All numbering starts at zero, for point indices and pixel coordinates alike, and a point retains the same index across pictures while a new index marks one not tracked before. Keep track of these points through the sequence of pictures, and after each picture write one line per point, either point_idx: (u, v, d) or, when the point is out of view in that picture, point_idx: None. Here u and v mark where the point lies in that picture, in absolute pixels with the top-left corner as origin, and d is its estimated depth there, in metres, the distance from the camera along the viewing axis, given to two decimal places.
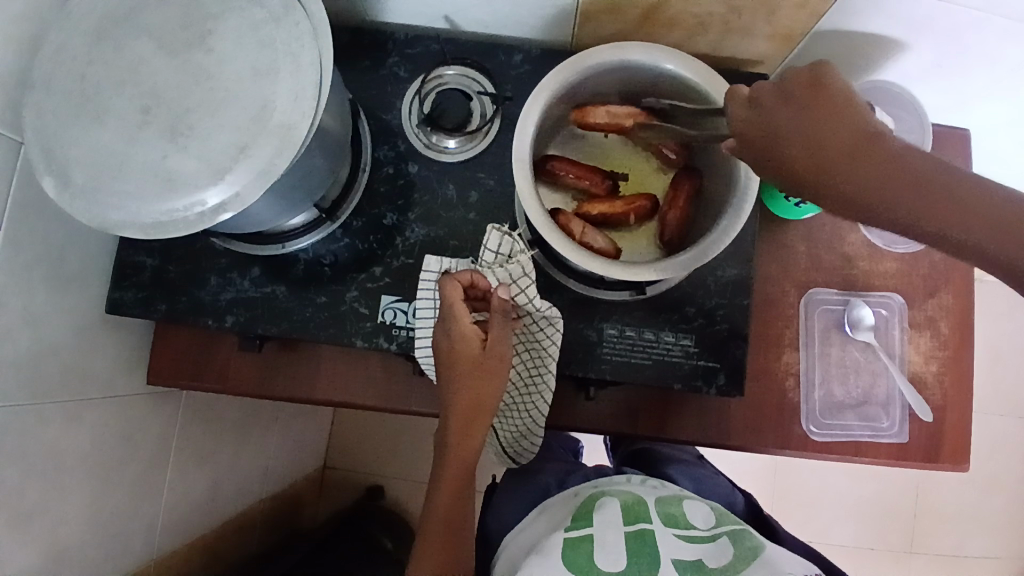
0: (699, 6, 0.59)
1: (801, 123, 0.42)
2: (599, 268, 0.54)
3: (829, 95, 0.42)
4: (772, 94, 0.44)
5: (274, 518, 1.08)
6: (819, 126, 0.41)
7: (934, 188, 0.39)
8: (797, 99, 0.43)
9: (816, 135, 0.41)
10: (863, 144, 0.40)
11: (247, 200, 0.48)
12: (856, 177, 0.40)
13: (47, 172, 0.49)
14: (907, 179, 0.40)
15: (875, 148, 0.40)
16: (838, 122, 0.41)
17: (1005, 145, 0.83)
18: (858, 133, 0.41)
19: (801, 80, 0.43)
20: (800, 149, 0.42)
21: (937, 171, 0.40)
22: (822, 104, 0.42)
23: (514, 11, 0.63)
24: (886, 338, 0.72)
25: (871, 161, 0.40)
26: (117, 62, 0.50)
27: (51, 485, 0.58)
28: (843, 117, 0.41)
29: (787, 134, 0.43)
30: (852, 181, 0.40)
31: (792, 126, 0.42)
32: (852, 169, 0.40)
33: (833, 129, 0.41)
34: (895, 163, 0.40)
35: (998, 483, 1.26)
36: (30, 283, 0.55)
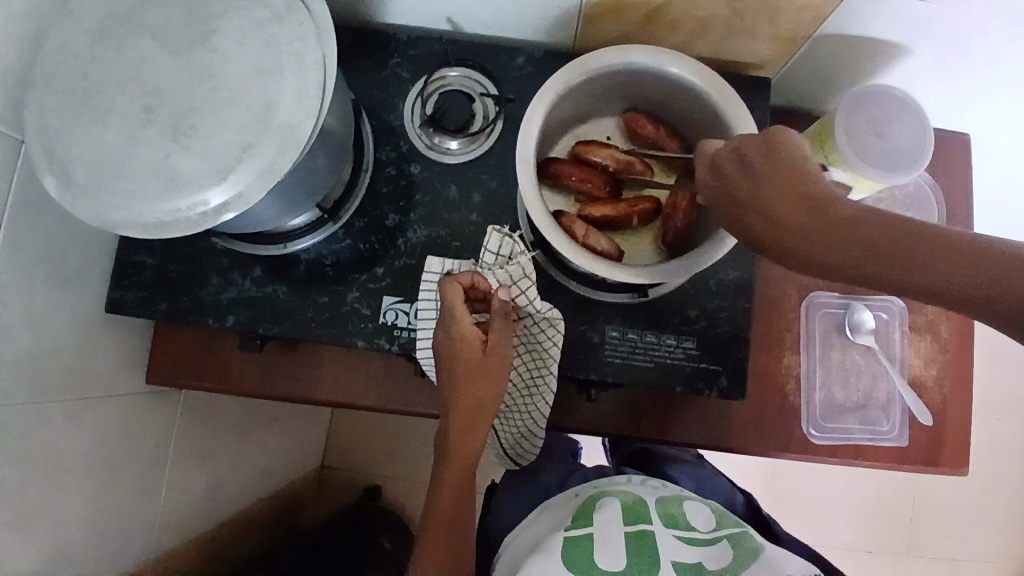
0: (702, 9, 0.59)
1: (758, 189, 0.45)
2: (603, 270, 0.54)
3: (780, 161, 0.45)
4: (730, 161, 0.48)
5: (272, 518, 1.08)
6: (773, 191, 0.44)
7: (886, 242, 0.41)
8: (751, 166, 0.46)
9: (769, 199, 0.44)
10: (815, 206, 0.43)
11: (250, 200, 0.48)
12: (812, 238, 0.43)
13: (49, 171, 0.49)
14: (860, 234, 0.42)
15: (828, 207, 0.43)
16: (791, 186, 0.44)
17: (1005, 149, 0.84)
18: (809, 193, 0.43)
19: (754, 146, 0.46)
20: (758, 215, 0.45)
21: (888, 224, 0.41)
22: (773, 169, 0.45)
23: (517, 12, 0.63)
24: (885, 341, 0.73)
25: (824, 222, 0.42)
26: (120, 60, 0.49)
27: (51, 485, 0.58)
28: (796, 178, 0.44)
29: (746, 199, 0.45)
30: (807, 242, 0.43)
31: (749, 191, 0.45)
32: (807, 231, 0.43)
33: (785, 193, 0.44)
34: (848, 219, 0.42)
35: (996, 486, 1.26)
36: (31, 282, 0.54)
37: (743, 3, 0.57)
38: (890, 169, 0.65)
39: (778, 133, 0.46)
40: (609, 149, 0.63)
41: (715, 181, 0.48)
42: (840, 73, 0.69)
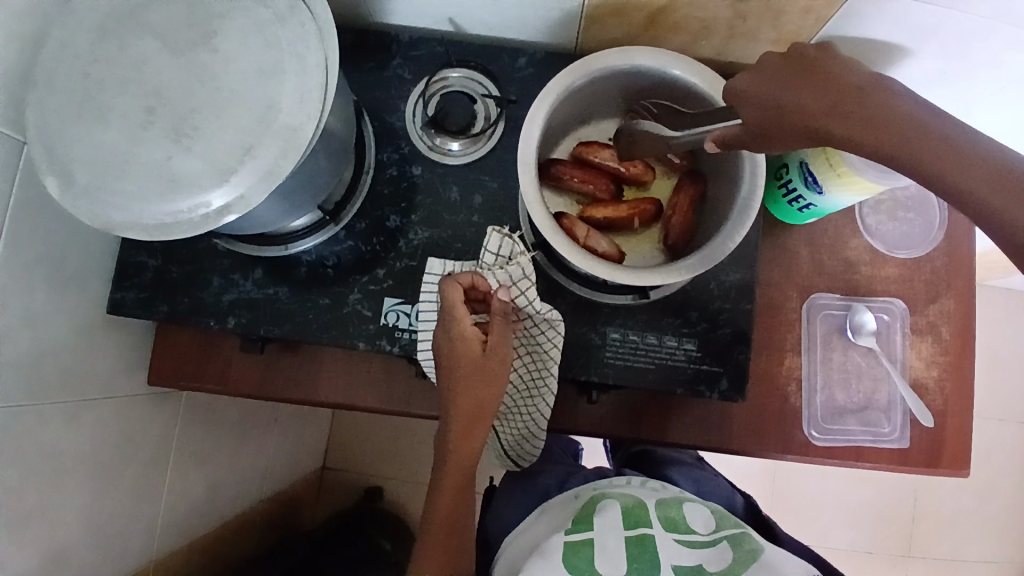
0: (704, 11, 0.59)
1: (795, 74, 0.44)
2: (605, 272, 0.54)
3: (827, 55, 0.43)
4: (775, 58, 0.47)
5: (272, 519, 1.08)
6: (810, 75, 0.43)
7: (914, 126, 0.37)
8: (796, 60, 0.45)
9: (807, 89, 0.43)
10: (852, 88, 0.40)
11: (251, 203, 0.48)
12: (839, 118, 0.40)
13: (50, 171, 0.48)
14: (890, 117, 0.38)
15: (861, 92, 0.40)
16: (830, 73, 0.42)
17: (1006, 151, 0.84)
18: (847, 80, 0.41)
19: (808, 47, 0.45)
20: (788, 98, 0.44)
21: (923, 114, 0.37)
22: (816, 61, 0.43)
23: (519, 14, 0.63)
24: (887, 343, 0.73)
25: (854, 103, 0.40)
26: (122, 61, 0.49)
27: (50, 486, 0.58)
28: (836, 66, 0.42)
29: (781, 87, 0.45)
30: (833, 121, 0.40)
31: (785, 79, 0.44)
32: (835, 110, 0.40)
33: (822, 81, 0.42)
34: (879, 102, 0.39)
35: (996, 487, 1.26)
36: (30, 283, 0.54)
37: (745, 5, 0.57)
38: None
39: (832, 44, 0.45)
40: (610, 149, 0.64)
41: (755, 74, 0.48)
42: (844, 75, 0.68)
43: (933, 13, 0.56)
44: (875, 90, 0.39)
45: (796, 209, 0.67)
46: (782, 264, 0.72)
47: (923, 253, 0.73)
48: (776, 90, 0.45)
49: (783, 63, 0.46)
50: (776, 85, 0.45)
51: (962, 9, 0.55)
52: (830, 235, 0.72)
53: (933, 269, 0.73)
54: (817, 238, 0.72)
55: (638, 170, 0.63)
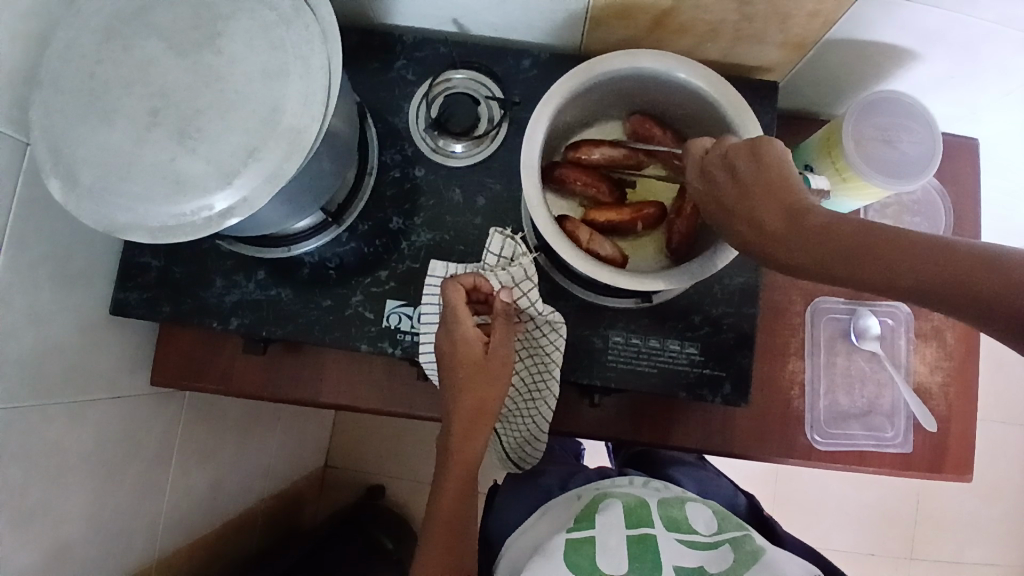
0: (710, 13, 0.59)
1: (743, 197, 0.46)
2: (608, 278, 0.54)
3: (764, 166, 0.46)
4: (718, 168, 0.49)
5: (274, 516, 1.08)
6: (759, 199, 0.45)
7: (866, 251, 0.41)
8: (737, 178, 0.47)
9: (765, 210, 0.45)
10: (800, 216, 0.44)
11: (255, 206, 0.48)
12: (801, 248, 0.43)
13: (54, 173, 0.48)
14: (844, 245, 0.42)
15: (809, 218, 0.43)
16: (772, 195, 0.45)
17: (1011, 154, 0.83)
18: (798, 206, 0.44)
19: (743, 156, 0.47)
20: (744, 226, 0.46)
21: (868, 232, 0.41)
22: (757, 182, 0.46)
23: (524, 15, 0.63)
24: (892, 348, 0.72)
25: (807, 234, 0.43)
26: (126, 62, 0.49)
27: (54, 485, 0.58)
28: (777, 187, 0.45)
29: (735, 211, 0.47)
30: (796, 251, 0.44)
31: (736, 203, 0.47)
32: (794, 240, 0.44)
33: (775, 202, 0.45)
34: (828, 227, 0.43)
35: (998, 491, 1.26)
36: (34, 282, 0.54)
37: (752, 8, 0.57)
38: (897, 176, 0.64)
39: (766, 141, 0.47)
40: (600, 147, 0.62)
41: (706, 188, 0.50)
42: (847, 79, 0.68)
43: (940, 17, 0.56)
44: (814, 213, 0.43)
45: None
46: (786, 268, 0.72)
47: None
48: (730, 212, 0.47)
49: (727, 181, 0.48)
50: (730, 208, 0.47)
51: (969, 11, 0.55)
52: None
53: None
54: None
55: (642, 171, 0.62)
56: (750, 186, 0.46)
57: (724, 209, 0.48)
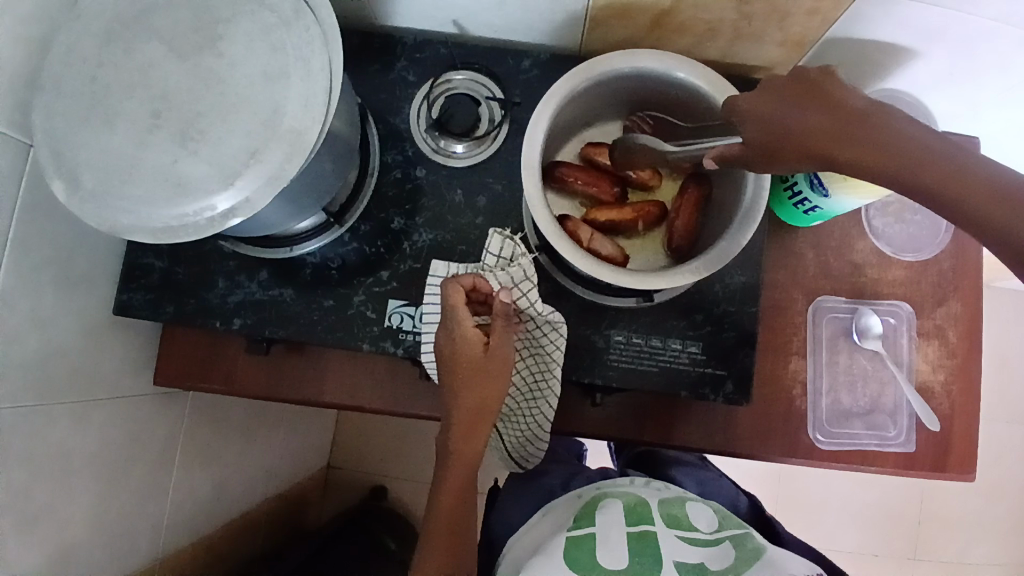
0: (710, 13, 0.59)
1: (802, 105, 0.45)
2: (608, 276, 0.54)
3: (830, 77, 0.45)
4: (768, 90, 0.48)
5: (277, 517, 1.08)
6: (819, 105, 0.44)
7: (932, 160, 0.40)
8: (793, 91, 0.46)
9: (818, 113, 0.44)
10: (868, 117, 0.42)
11: (257, 206, 0.48)
12: (865, 148, 0.42)
13: (57, 175, 0.49)
14: (910, 149, 0.41)
15: (874, 119, 0.42)
16: (837, 101, 0.44)
17: (1013, 151, 0.83)
18: (856, 109, 0.43)
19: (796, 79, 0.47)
20: (800, 129, 0.45)
21: (934, 139, 0.41)
22: (819, 93, 0.45)
23: (524, 16, 0.63)
24: (894, 346, 0.72)
25: (873, 133, 0.42)
26: (128, 65, 0.50)
27: (59, 485, 0.59)
28: (841, 96, 0.44)
29: (791, 117, 0.45)
30: (860, 149, 0.42)
31: (793, 112, 0.45)
32: (857, 141, 0.42)
33: (831, 106, 0.44)
34: (894, 130, 0.41)
35: (1003, 489, 1.25)
36: (38, 284, 0.55)
37: (751, 7, 0.57)
38: None
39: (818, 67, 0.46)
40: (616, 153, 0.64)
41: (753, 106, 0.48)
42: (847, 78, 0.68)
43: (939, 16, 0.56)
44: (883, 116, 0.42)
45: (802, 211, 0.67)
46: (788, 267, 0.72)
47: (931, 255, 0.72)
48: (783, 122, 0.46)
49: (781, 95, 0.46)
50: (784, 119, 0.46)
51: (968, 9, 0.55)
52: (836, 238, 0.72)
53: (941, 271, 0.72)
54: (823, 241, 0.71)
55: (645, 175, 0.63)
56: (807, 90, 0.45)
57: (777, 119, 0.46)
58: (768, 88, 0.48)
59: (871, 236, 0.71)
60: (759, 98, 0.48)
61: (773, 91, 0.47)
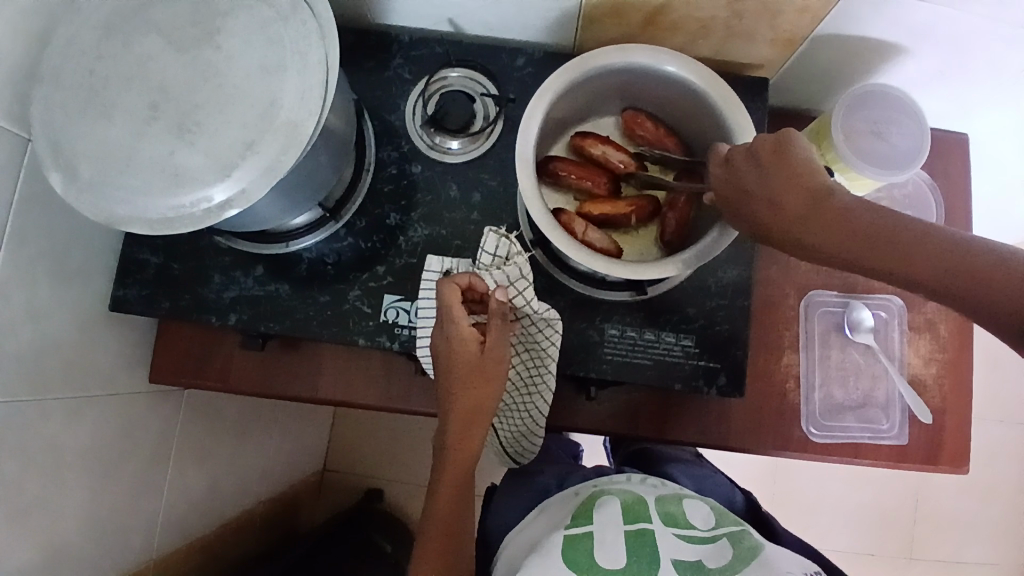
0: (701, 11, 0.60)
1: (768, 179, 0.47)
2: (603, 266, 0.55)
3: (784, 150, 0.47)
4: (745, 159, 0.50)
5: (271, 519, 1.08)
6: (783, 182, 0.47)
7: (892, 241, 0.43)
8: (763, 163, 0.48)
9: (781, 195, 0.47)
10: (826, 199, 0.45)
11: (253, 197, 0.49)
12: (829, 235, 0.45)
13: (54, 167, 0.49)
14: (864, 233, 0.44)
15: (833, 200, 0.45)
16: (796, 182, 0.46)
17: (1004, 149, 0.84)
18: (812, 194, 0.46)
19: (767, 146, 0.48)
20: (767, 209, 0.47)
21: (886, 218, 0.44)
22: (785, 165, 0.47)
23: (518, 14, 0.64)
24: (886, 340, 0.73)
25: (832, 218, 0.45)
26: (126, 58, 0.50)
27: (51, 481, 0.59)
28: (805, 169, 0.46)
29: (759, 193, 0.48)
30: (817, 236, 0.45)
31: (763, 189, 0.47)
32: (816, 224, 0.45)
33: (791, 187, 0.46)
34: (849, 216, 0.44)
35: (997, 489, 1.26)
36: (33, 277, 0.55)
37: (742, 5, 0.58)
38: (887, 168, 0.66)
39: (788, 133, 0.48)
40: (605, 143, 0.64)
41: (728, 176, 0.51)
42: (838, 76, 0.70)
43: (927, 12, 0.57)
44: (840, 201, 0.45)
45: None
46: (780, 262, 0.72)
47: None
48: (755, 200, 0.48)
49: (752, 168, 0.49)
50: (754, 194, 0.48)
51: (954, 5, 0.56)
52: None
53: None
54: None
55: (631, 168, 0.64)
56: (771, 163, 0.48)
57: (747, 194, 0.48)
58: (733, 159, 0.51)
59: None
60: (726, 172, 0.51)
61: (739, 164, 0.50)
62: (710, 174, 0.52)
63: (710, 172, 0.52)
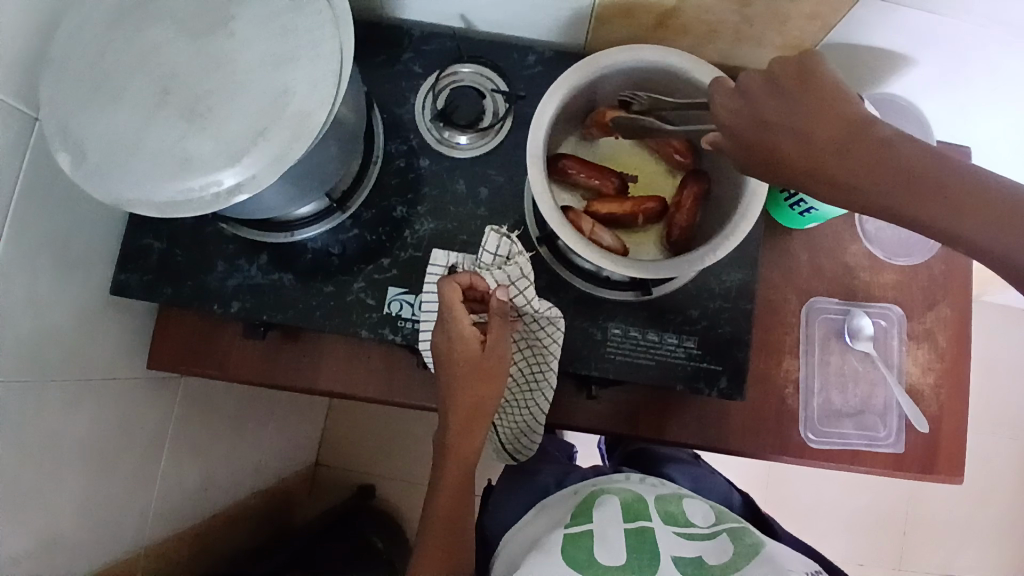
0: (711, 14, 0.60)
1: (794, 106, 0.45)
2: (609, 264, 0.55)
3: (810, 77, 0.45)
4: (758, 86, 0.47)
5: (263, 513, 1.07)
6: (812, 108, 0.44)
7: (926, 175, 0.40)
8: (785, 87, 0.46)
9: (809, 122, 0.44)
10: (861, 129, 0.42)
11: (263, 183, 0.49)
12: (857, 165, 0.42)
13: (62, 148, 0.49)
14: (898, 166, 0.41)
15: (867, 131, 0.42)
16: (825, 109, 0.44)
17: (1006, 161, 0.85)
18: (843, 121, 0.43)
19: (788, 69, 0.46)
20: (792, 141, 0.44)
21: (924, 154, 0.41)
22: (812, 93, 0.45)
23: (530, 13, 0.64)
24: (885, 348, 0.73)
25: (866, 148, 0.42)
26: (138, 42, 0.50)
27: (47, 466, 0.58)
28: (832, 99, 0.44)
29: (781, 121, 0.45)
30: (844, 166, 0.42)
31: (786, 116, 0.45)
32: (847, 154, 0.42)
33: (819, 113, 0.44)
34: (884, 146, 0.42)
35: (988, 500, 1.27)
36: (36, 261, 0.55)
37: (752, 9, 0.58)
38: None
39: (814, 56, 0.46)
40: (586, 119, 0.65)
41: (744, 109, 0.48)
42: (844, 83, 0.70)
43: (936, 22, 0.58)
44: (875, 132, 0.42)
45: (797, 213, 0.68)
46: (782, 267, 0.73)
47: (921, 259, 0.73)
48: (775, 129, 0.45)
49: (771, 95, 0.46)
50: (774, 124, 0.45)
51: (962, 16, 0.56)
52: (829, 239, 0.73)
53: (931, 276, 0.74)
54: (817, 242, 0.73)
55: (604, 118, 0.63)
56: (795, 90, 0.45)
57: (766, 124, 0.46)
58: (749, 90, 0.47)
59: (863, 239, 0.72)
60: (740, 104, 0.48)
61: (755, 93, 0.47)
62: (716, 105, 0.50)
63: (720, 104, 0.49)
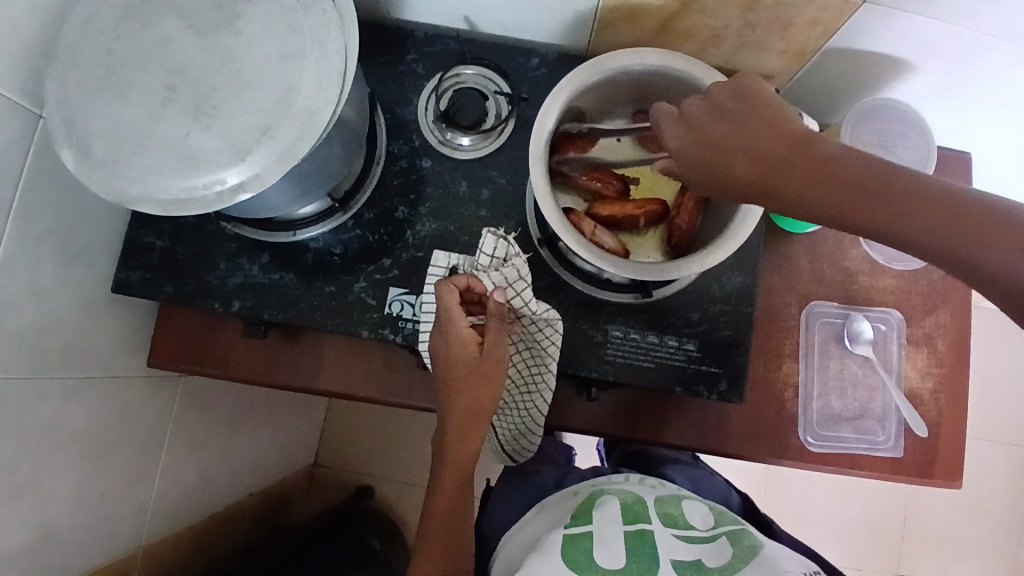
0: (715, 19, 0.61)
1: (737, 128, 0.46)
2: (609, 266, 0.55)
3: (749, 102, 0.47)
4: (703, 112, 0.49)
5: (260, 513, 1.07)
6: (759, 125, 0.45)
7: (872, 183, 0.41)
8: (729, 108, 0.47)
9: (755, 143, 0.45)
10: (810, 142, 0.43)
11: (267, 181, 0.49)
12: (805, 180, 0.43)
13: (67, 144, 0.49)
14: (844, 177, 0.42)
15: (810, 146, 0.43)
16: (768, 129, 0.45)
17: (1005, 169, 0.85)
18: (785, 139, 0.44)
19: (729, 95, 0.48)
20: (740, 160, 0.45)
21: (866, 163, 0.42)
22: (754, 114, 0.46)
23: (534, 16, 0.65)
24: (884, 353, 0.73)
25: (811, 162, 0.43)
26: (144, 38, 0.50)
27: (44, 462, 0.58)
28: (774, 119, 0.45)
29: (728, 143, 0.46)
30: (793, 183, 0.43)
31: (733, 138, 0.46)
32: (798, 169, 0.43)
33: (763, 134, 0.45)
34: (828, 158, 0.43)
35: (985, 508, 1.27)
36: (38, 256, 0.55)
37: (756, 14, 0.59)
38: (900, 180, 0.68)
39: (751, 80, 0.48)
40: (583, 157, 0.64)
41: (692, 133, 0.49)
42: (845, 88, 0.71)
43: (937, 29, 0.58)
44: (819, 145, 0.43)
45: None
46: (783, 271, 0.73)
47: (922, 265, 0.74)
48: (731, 153, 0.46)
49: (716, 119, 0.48)
50: (721, 144, 0.47)
51: (964, 23, 0.56)
52: (830, 244, 0.73)
53: (930, 282, 0.74)
54: (817, 246, 0.73)
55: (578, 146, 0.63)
56: (738, 114, 0.47)
57: (716, 148, 0.47)
58: (695, 117, 0.49)
59: (864, 244, 0.73)
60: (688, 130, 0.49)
61: (701, 119, 0.48)
62: (663, 133, 0.50)
63: (666, 131, 0.50)
